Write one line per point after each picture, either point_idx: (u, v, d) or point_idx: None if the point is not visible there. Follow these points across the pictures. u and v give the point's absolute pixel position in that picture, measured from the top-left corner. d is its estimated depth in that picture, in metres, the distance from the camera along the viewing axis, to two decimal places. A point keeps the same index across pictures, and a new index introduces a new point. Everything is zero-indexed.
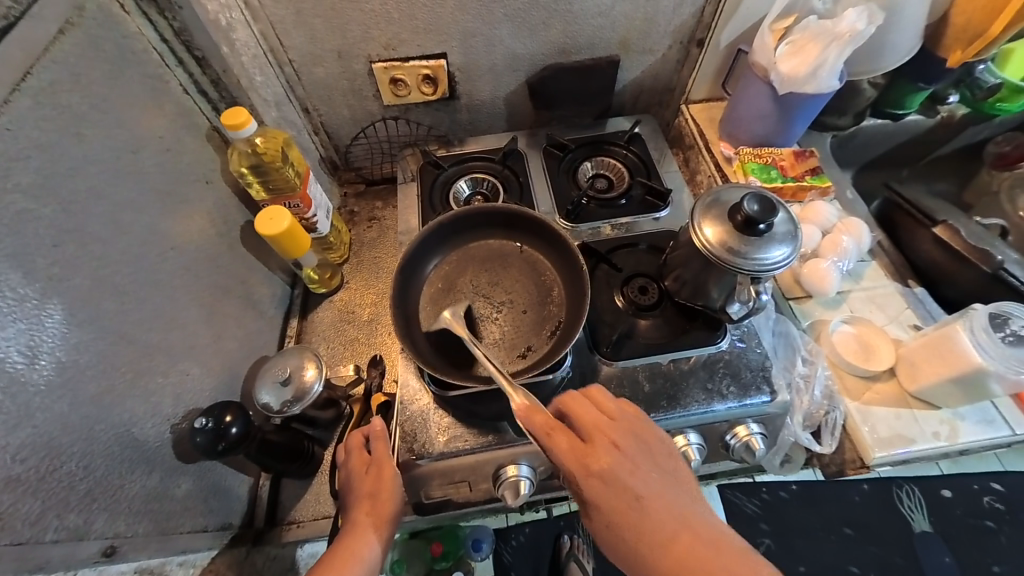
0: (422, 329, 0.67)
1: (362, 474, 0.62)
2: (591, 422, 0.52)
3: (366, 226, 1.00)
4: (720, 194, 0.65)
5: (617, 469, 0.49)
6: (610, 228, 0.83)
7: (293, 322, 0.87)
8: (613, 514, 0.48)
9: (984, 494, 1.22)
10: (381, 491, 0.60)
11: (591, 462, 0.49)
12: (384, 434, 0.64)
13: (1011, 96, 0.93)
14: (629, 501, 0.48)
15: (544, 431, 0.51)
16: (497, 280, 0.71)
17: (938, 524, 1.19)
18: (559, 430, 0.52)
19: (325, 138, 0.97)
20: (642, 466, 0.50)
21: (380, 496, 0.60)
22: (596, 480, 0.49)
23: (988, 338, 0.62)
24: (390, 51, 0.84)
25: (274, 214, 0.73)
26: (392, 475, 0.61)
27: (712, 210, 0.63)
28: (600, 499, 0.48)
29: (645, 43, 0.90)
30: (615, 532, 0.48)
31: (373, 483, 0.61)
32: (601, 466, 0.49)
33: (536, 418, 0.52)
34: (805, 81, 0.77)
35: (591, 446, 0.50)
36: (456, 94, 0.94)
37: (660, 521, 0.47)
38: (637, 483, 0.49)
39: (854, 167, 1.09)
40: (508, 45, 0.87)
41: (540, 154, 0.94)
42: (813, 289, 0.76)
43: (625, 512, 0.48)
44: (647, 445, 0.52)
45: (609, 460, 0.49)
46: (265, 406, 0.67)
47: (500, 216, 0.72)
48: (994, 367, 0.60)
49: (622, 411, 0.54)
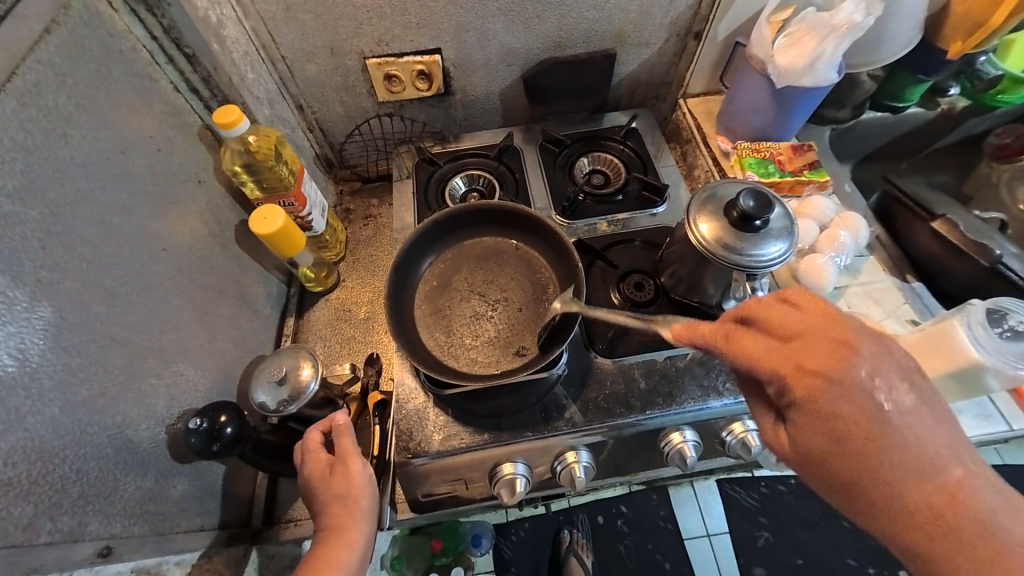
0: (417, 328, 0.67)
1: (325, 475, 0.60)
2: (803, 326, 0.44)
3: (362, 224, 0.99)
4: (718, 188, 0.65)
5: (856, 374, 0.41)
6: (606, 225, 0.83)
7: (289, 321, 0.87)
8: (834, 425, 0.42)
9: None
10: (348, 487, 0.59)
11: (810, 364, 0.43)
12: (346, 428, 0.63)
13: (1012, 87, 0.92)
14: (874, 419, 0.41)
15: (719, 342, 0.47)
16: (493, 278, 0.71)
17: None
18: (746, 332, 0.46)
19: (320, 135, 0.97)
20: (891, 377, 0.42)
21: (352, 495, 0.59)
22: (816, 385, 0.42)
23: (985, 334, 0.61)
24: (384, 46, 0.83)
25: (267, 213, 0.72)
26: (360, 470, 0.60)
27: (708, 206, 0.63)
28: (822, 405, 0.42)
29: (642, 36, 0.89)
30: (843, 446, 0.42)
31: (341, 481, 0.59)
32: (827, 372, 0.42)
33: (701, 330, 0.50)
34: (803, 73, 0.76)
35: (804, 345, 0.43)
36: (451, 90, 0.93)
37: (906, 450, 0.40)
38: (888, 405, 0.41)
39: (852, 160, 1.08)
40: (502, 39, 0.86)
41: (535, 150, 0.93)
42: (809, 284, 0.75)
43: (862, 428, 0.41)
44: (899, 361, 0.43)
45: (848, 374, 0.42)
46: (261, 405, 0.67)
47: (494, 213, 0.72)
48: (991, 363, 0.60)
49: (852, 317, 0.45)
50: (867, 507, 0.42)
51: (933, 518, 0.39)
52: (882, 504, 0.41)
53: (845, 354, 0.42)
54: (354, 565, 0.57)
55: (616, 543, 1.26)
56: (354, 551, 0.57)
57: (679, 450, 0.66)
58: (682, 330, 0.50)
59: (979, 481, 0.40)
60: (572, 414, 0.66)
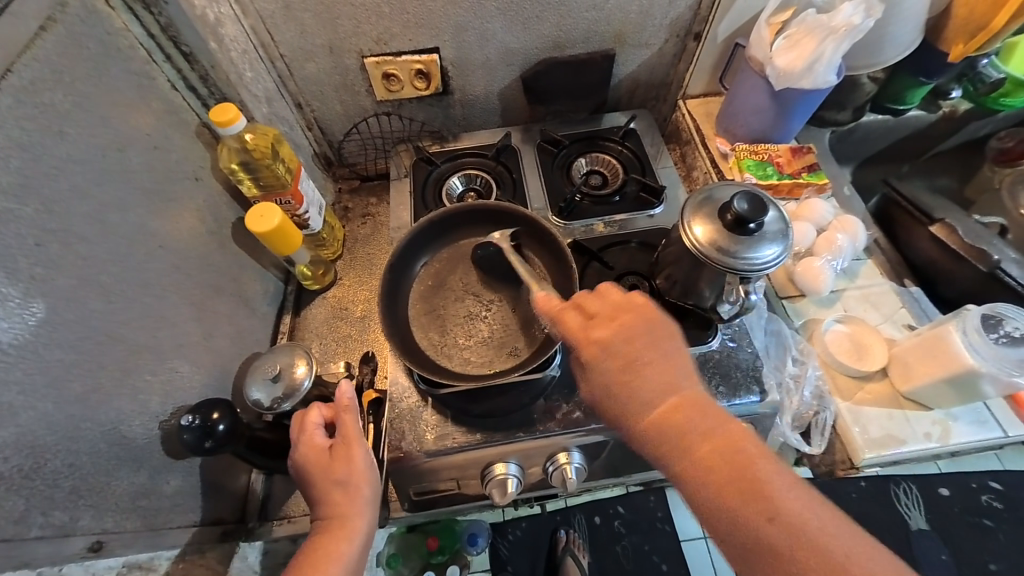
0: (412, 327, 0.67)
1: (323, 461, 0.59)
2: (593, 305, 0.54)
3: (360, 223, 1.00)
4: (712, 190, 0.65)
5: (619, 336, 0.52)
6: (603, 226, 0.82)
7: (286, 319, 0.87)
8: (603, 378, 0.51)
9: (982, 492, 1.21)
10: (349, 475, 0.59)
11: (596, 332, 0.52)
12: (352, 409, 0.62)
13: (1014, 90, 0.92)
14: (630, 368, 0.50)
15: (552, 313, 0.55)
16: (489, 278, 0.71)
17: (936, 523, 1.18)
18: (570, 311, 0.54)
19: (319, 134, 0.97)
20: (645, 337, 0.52)
21: (353, 486, 0.59)
22: (599, 354, 0.51)
23: (980, 340, 0.61)
24: (382, 45, 0.83)
25: (265, 211, 0.73)
26: (362, 455, 0.60)
27: (703, 208, 0.62)
28: (598, 361, 0.51)
29: (641, 37, 0.88)
30: (612, 393, 0.51)
31: (340, 470, 0.59)
32: (607, 341, 0.52)
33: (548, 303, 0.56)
34: (802, 75, 0.75)
35: (597, 324, 0.53)
36: (450, 89, 0.93)
37: (648, 388, 0.50)
38: (641, 355, 0.51)
39: (853, 163, 1.07)
40: (500, 39, 0.85)
41: (533, 150, 0.93)
42: (806, 287, 0.75)
43: (617, 376, 0.51)
44: (654, 326, 0.52)
45: (614, 334, 0.52)
46: (256, 402, 0.67)
47: (491, 214, 0.72)
48: (986, 369, 0.60)
49: (631, 294, 0.54)
50: (633, 438, 0.51)
51: (667, 441, 0.48)
52: (640, 436, 0.50)
53: (614, 322, 0.52)
54: (356, 554, 0.57)
55: (612, 544, 1.25)
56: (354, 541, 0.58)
57: None
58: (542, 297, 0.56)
59: (701, 409, 0.49)
60: (565, 415, 0.66)
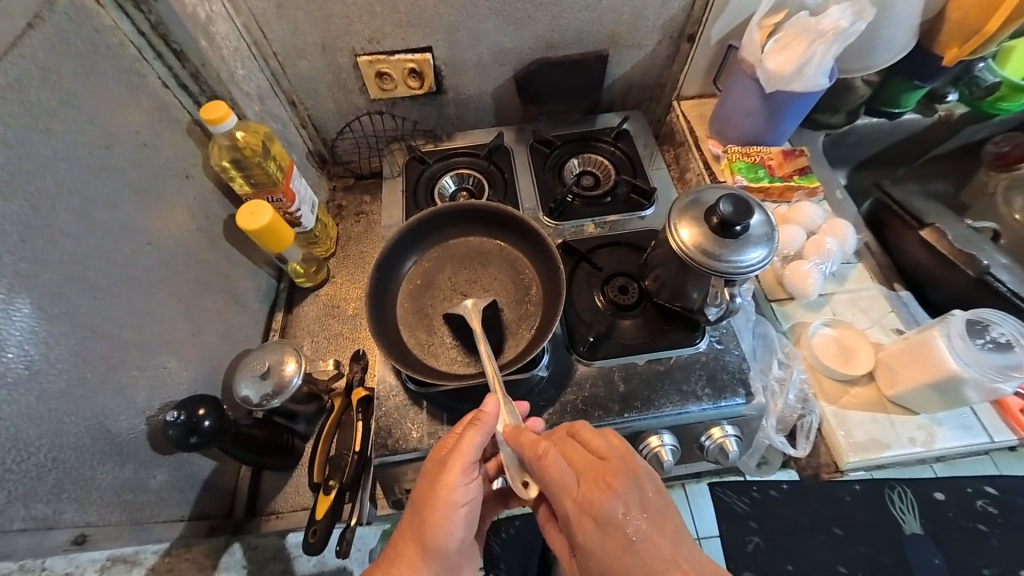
0: (399, 326, 0.67)
1: (425, 498, 0.54)
2: (576, 459, 0.52)
3: (354, 221, 1.00)
4: (696, 195, 0.65)
5: (608, 510, 0.48)
6: (594, 227, 0.83)
7: (278, 316, 0.88)
8: (594, 558, 0.48)
9: (977, 496, 1.20)
10: (438, 531, 0.53)
11: (585, 499, 0.49)
12: (477, 427, 0.54)
13: (1011, 95, 0.91)
14: (624, 549, 0.47)
15: (533, 460, 0.52)
16: (476, 279, 0.71)
17: (930, 527, 1.17)
18: (554, 457, 0.52)
19: (313, 132, 0.97)
20: (636, 511, 0.48)
21: (427, 510, 0.53)
22: (591, 532, 0.48)
23: (965, 345, 0.61)
24: (374, 44, 0.84)
25: (255, 209, 0.73)
26: (446, 493, 0.53)
27: (688, 212, 0.62)
28: (587, 542, 0.49)
29: (634, 38, 0.89)
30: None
31: (429, 486, 0.54)
32: (600, 515, 0.48)
33: (523, 437, 0.54)
34: (792, 78, 0.75)
35: (585, 488, 0.50)
36: (443, 89, 0.94)
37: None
38: (635, 536, 0.47)
39: (847, 166, 1.07)
40: (493, 39, 0.86)
41: (526, 150, 0.94)
42: (794, 290, 0.75)
43: (614, 558, 0.48)
44: (642, 484, 0.50)
45: (607, 508, 0.48)
46: (244, 399, 0.68)
47: (480, 214, 0.72)
48: (971, 374, 0.60)
49: (618, 448, 0.52)
50: None
51: None
52: None
53: (605, 489, 0.49)
54: None
55: None
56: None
57: (656, 454, 0.66)
58: (507, 432, 0.55)
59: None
60: (550, 415, 0.66)
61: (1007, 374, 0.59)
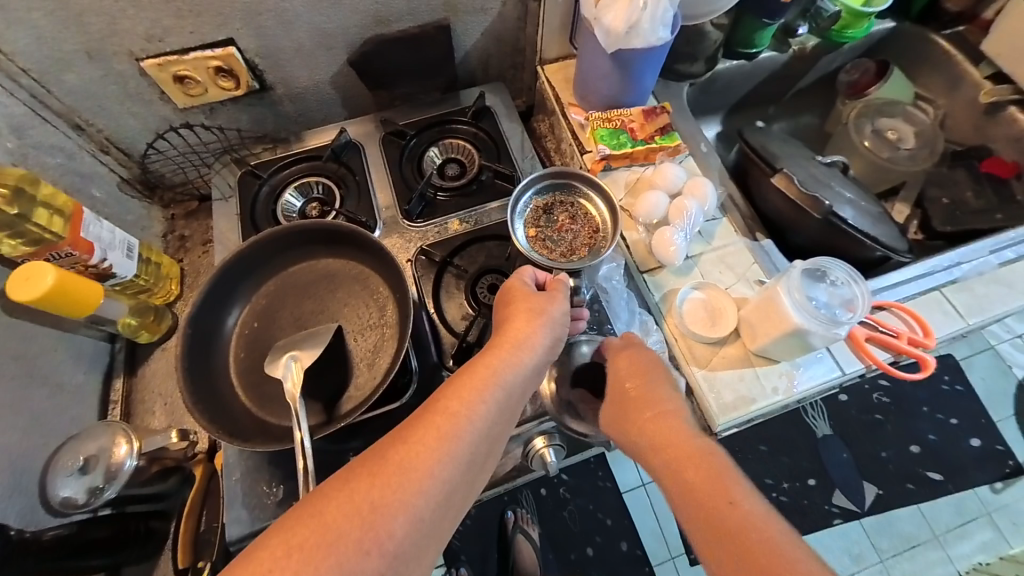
0: (232, 383, 0.58)
1: (501, 345, 0.50)
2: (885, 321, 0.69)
3: (201, 251, 0.87)
4: (531, 193, 0.67)
5: (903, 321, 0.70)
6: (458, 223, 0.76)
7: (117, 384, 0.76)
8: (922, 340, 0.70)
9: (873, 391, 1.35)
10: (525, 352, 0.50)
11: (914, 340, 0.67)
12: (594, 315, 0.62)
13: (854, 22, 0.94)
14: None
15: (868, 340, 0.67)
16: (324, 308, 0.63)
17: (838, 425, 1.32)
18: (857, 340, 0.67)
19: (120, 155, 0.81)
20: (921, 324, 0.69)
21: (526, 342, 0.51)
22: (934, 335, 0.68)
23: (803, 299, 0.62)
24: (157, 43, 0.68)
25: (32, 272, 0.60)
26: (539, 327, 0.53)
27: (536, 203, 0.67)
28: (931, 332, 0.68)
29: (473, 3, 0.79)
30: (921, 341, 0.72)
31: (531, 326, 0.52)
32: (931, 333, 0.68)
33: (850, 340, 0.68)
34: (630, 35, 0.70)
35: (901, 337, 0.67)
36: (268, 85, 0.80)
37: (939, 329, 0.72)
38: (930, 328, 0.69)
39: (720, 113, 1.07)
40: (309, 20, 0.72)
41: (378, 144, 0.84)
42: (661, 258, 0.72)
43: None
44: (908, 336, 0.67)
45: (916, 327, 0.69)
46: (65, 501, 0.57)
47: (319, 233, 0.63)
48: (810, 326, 0.60)
49: (861, 328, 0.68)
50: None
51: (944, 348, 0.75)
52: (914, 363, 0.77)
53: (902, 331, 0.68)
54: (468, 454, 0.42)
55: (559, 510, 1.28)
56: (461, 448, 0.41)
57: (541, 455, 0.66)
58: (857, 339, 0.67)
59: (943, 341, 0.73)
60: None
61: (837, 322, 0.61)
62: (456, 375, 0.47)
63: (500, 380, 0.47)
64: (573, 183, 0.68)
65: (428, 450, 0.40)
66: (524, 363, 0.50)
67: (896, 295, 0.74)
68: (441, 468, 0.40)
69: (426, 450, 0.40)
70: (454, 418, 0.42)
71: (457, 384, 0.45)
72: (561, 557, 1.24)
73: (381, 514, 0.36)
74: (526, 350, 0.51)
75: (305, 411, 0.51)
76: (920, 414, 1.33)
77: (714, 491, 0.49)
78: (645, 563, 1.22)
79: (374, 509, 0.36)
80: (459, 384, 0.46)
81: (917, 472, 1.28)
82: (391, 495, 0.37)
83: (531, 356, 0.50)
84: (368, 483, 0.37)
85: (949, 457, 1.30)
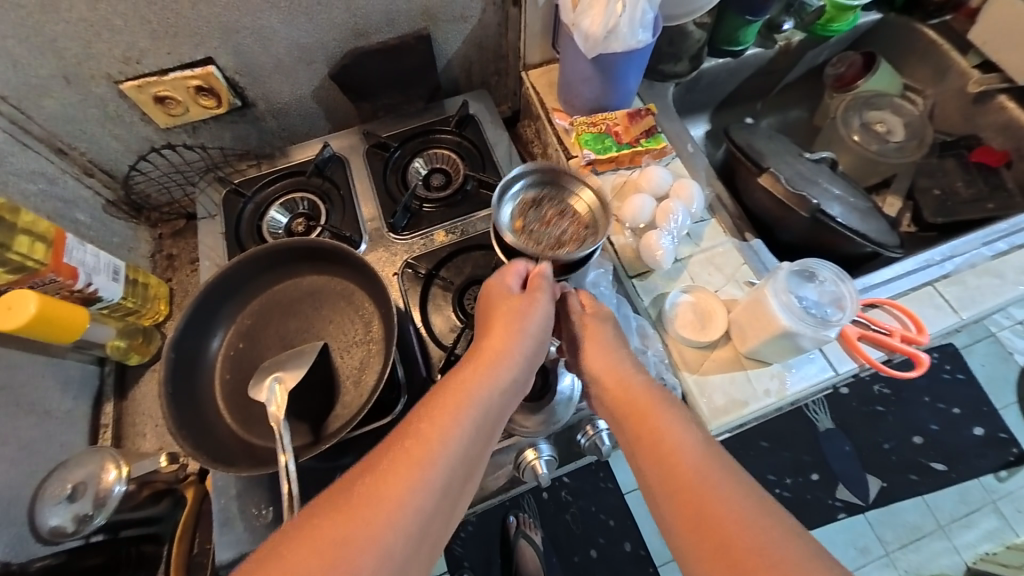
0: (217, 403, 0.58)
1: (474, 362, 0.51)
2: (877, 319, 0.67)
3: (189, 270, 0.88)
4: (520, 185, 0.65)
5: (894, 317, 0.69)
6: (444, 234, 0.76)
7: (109, 407, 0.76)
8: None
9: (875, 382, 1.34)
10: (501, 369, 0.50)
11: (907, 337, 0.65)
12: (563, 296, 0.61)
13: (838, 15, 0.93)
14: None
15: (861, 338, 0.65)
16: (310, 325, 0.63)
17: (840, 419, 1.31)
18: (852, 338, 0.65)
19: (105, 177, 0.81)
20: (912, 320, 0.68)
21: (502, 356, 0.51)
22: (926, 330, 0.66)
23: (789, 300, 0.61)
24: (135, 65, 0.68)
25: (14, 301, 0.59)
26: (512, 338, 0.53)
27: (524, 196, 0.65)
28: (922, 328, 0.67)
29: (453, 11, 0.78)
30: None
31: (504, 338, 0.53)
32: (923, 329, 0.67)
33: (845, 339, 0.65)
34: (609, 40, 0.69)
35: (895, 334, 0.65)
36: (249, 101, 0.79)
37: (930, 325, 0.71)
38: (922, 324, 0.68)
39: (707, 111, 1.06)
40: (287, 36, 0.72)
41: (362, 156, 0.83)
42: (649, 262, 0.72)
43: None
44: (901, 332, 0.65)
45: (908, 323, 0.68)
46: (54, 531, 0.57)
47: (301, 252, 0.63)
48: (796, 328, 0.59)
49: (854, 327, 0.66)
50: None
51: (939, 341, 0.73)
52: None
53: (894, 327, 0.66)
54: (443, 481, 0.41)
55: (561, 513, 1.27)
56: (436, 474, 0.41)
57: (533, 467, 0.65)
58: (851, 336, 0.65)
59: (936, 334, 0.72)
60: None
61: (826, 323, 0.60)
62: (433, 401, 0.47)
63: (474, 400, 0.47)
64: (562, 179, 0.66)
65: (401, 478, 0.40)
66: (500, 383, 0.50)
67: (886, 292, 0.73)
68: (413, 495, 0.39)
69: (399, 477, 0.40)
70: (427, 442, 0.42)
71: (433, 410, 0.45)
72: (564, 560, 1.23)
73: (351, 546, 0.36)
74: (501, 368, 0.51)
75: (288, 435, 0.50)
76: (921, 404, 1.32)
77: (668, 446, 0.46)
78: (649, 564, 1.22)
79: (345, 543, 0.36)
80: (433, 408, 0.46)
81: (919, 462, 1.27)
82: (361, 528, 0.37)
83: (505, 374, 0.50)
84: (337, 518, 0.37)
85: (951, 446, 1.29)
